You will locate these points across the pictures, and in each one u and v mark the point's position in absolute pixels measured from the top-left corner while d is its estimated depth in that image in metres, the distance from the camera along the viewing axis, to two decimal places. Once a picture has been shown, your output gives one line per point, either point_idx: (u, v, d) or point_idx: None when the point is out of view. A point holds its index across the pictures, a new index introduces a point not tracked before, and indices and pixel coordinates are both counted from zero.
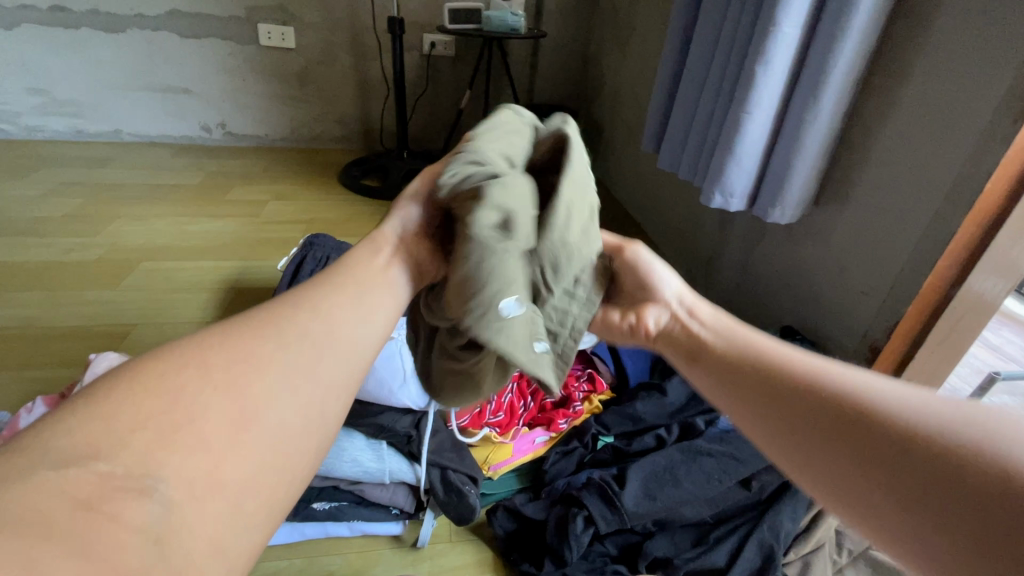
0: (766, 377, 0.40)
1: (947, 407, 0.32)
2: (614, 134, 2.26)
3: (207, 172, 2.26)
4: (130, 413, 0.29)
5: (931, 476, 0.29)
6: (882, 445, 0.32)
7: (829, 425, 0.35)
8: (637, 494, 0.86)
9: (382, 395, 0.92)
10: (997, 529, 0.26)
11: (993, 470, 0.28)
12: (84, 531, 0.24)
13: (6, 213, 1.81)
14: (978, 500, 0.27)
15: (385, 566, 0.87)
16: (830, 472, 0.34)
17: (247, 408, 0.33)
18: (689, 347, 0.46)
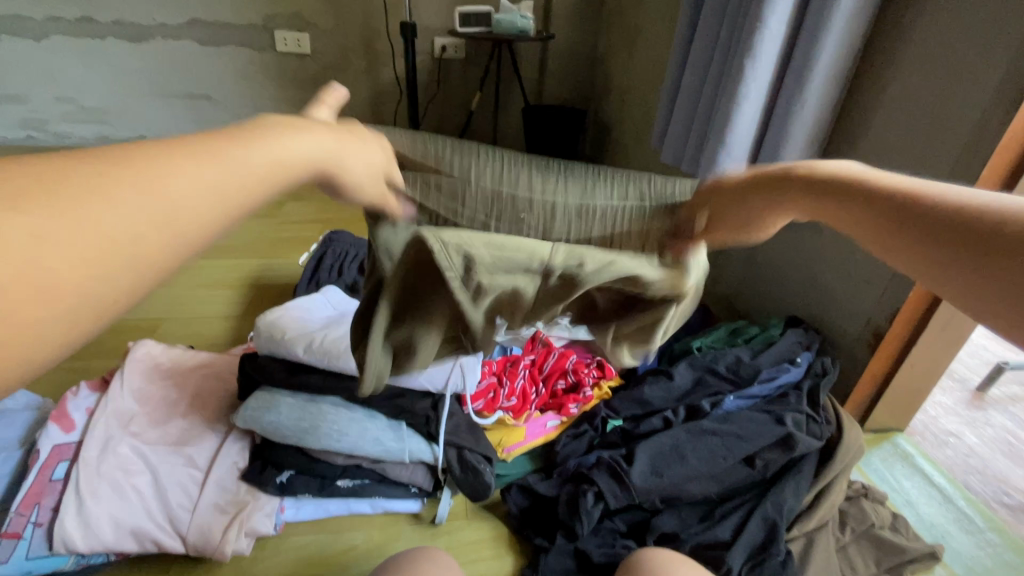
0: (836, 189, 0.43)
1: (965, 192, 0.36)
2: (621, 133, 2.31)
3: None
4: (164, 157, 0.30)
5: (941, 230, 0.35)
6: (922, 221, 0.37)
7: (891, 220, 0.39)
8: (644, 471, 0.90)
9: (404, 378, 0.94)
10: (983, 262, 0.33)
11: (994, 217, 0.33)
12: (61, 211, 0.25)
13: None
14: (967, 240, 0.34)
15: (406, 540, 0.93)
16: (901, 250, 0.38)
17: (92, 237, 0.25)
18: (768, 179, 0.48)
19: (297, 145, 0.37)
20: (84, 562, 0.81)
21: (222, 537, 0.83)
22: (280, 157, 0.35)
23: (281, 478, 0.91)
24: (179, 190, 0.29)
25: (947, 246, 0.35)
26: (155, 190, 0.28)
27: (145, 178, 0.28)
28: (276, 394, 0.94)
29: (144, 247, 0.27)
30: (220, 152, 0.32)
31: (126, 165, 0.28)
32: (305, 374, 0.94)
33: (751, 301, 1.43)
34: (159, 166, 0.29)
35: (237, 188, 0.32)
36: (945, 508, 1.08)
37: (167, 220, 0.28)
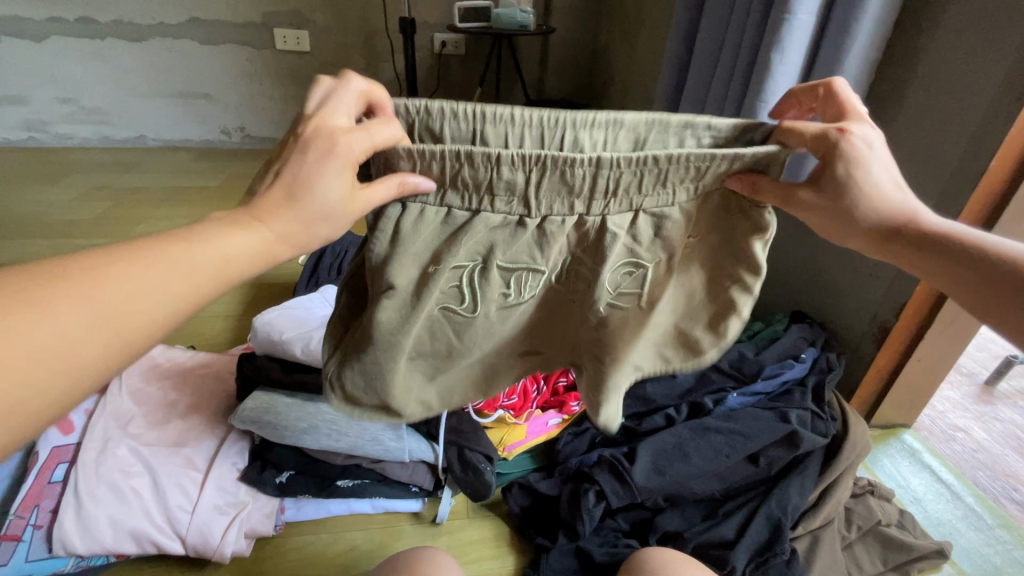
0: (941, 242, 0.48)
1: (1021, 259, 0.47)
2: None
3: (229, 174, 2.42)
4: (107, 267, 0.37)
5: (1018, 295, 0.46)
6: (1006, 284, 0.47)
7: (981, 279, 0.47)
8: (646, 469, 0.89)
9: None
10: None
11: None
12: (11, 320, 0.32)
13: (45, 218, 1.99)
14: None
15: (407, 541, 0.93)
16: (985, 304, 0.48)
17: (29, 339, 0.32)
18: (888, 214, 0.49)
19: (239, 239, 0.43)
20: (85, 563, 0.81)
21: (221, 538, 0.83)
22: (224, 252, 0.42)
23: (280, 479, 0.91)
24: (116, 294, 0.36)
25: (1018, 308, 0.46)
26: (91, 292, 0.35)
27: (87, 284, 0.35)
28: (273, 394, 0.93)
29: (82, 340, 0.34)
30: (161, 253, 0.40)
31: (66, 277, 0.35)
32: (305, 374, 0.94)
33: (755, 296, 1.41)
34: (102, 274, 0.36)
35: (181, 284, 0.40)
36: (952, 505, 1.07)
37: (103, 321, 0.35)
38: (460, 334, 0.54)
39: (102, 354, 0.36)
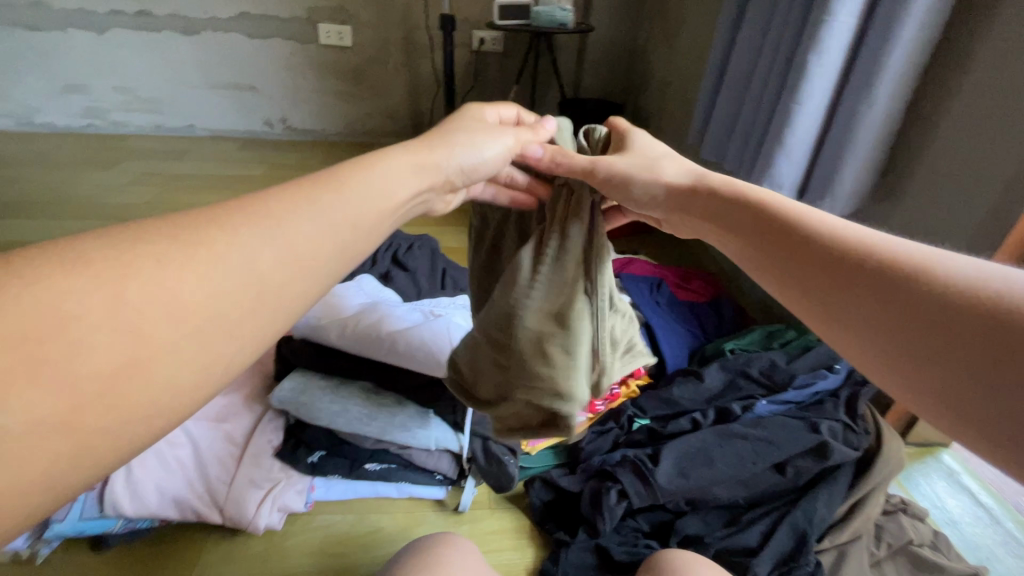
0: (806, 240, 0.45)
1: (911, 250, 0.38)
2: (660, 129, 2.28)
3: (269, 164, 2.51)
4: (276, 205, 0.40)
5: (876, 282, 0.38)
6: (868, 273, 0.39)
7: (838, 269, 0.41)
8: (670, 472, 0.88)
9: (429, 367, 0.94)
10: (907, 328, 0.35)
11: (923, 281, 0.35)
12: (202, 257, 0.34)
13: (101, 201, 2.11)
14: (900, 303, 0.36)
15: (429, 526, 0.96)
16: (843, 303, 0.40)
17: (232, 267, 0.35)
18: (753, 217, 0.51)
19: (379, 182, 0.47)
20: (132, 526, 0.87)
21: (256, 511, 0.88)
22: (370, 193, 0.46)
23: (313, 458, 0.94)
24: (288, 231, 0.39)
25: (879, 303, 0.37)
26: (268, 229, 0.38)
27: (259, 224, 0.38)
28: (309, 376, 0.97)
29: (264, 271, 0.37)
30: (317, 194, 0.42)
31: (239, 219, 0.37)
32: (337, 359, 0.98)
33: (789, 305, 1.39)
34: (273, 211, 0.39)
35: (338, 219, 0.42)
36: (991, 530, 1.03)
37: (282, 257, 0.38)
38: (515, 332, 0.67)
39: (285, 289, 0.38)
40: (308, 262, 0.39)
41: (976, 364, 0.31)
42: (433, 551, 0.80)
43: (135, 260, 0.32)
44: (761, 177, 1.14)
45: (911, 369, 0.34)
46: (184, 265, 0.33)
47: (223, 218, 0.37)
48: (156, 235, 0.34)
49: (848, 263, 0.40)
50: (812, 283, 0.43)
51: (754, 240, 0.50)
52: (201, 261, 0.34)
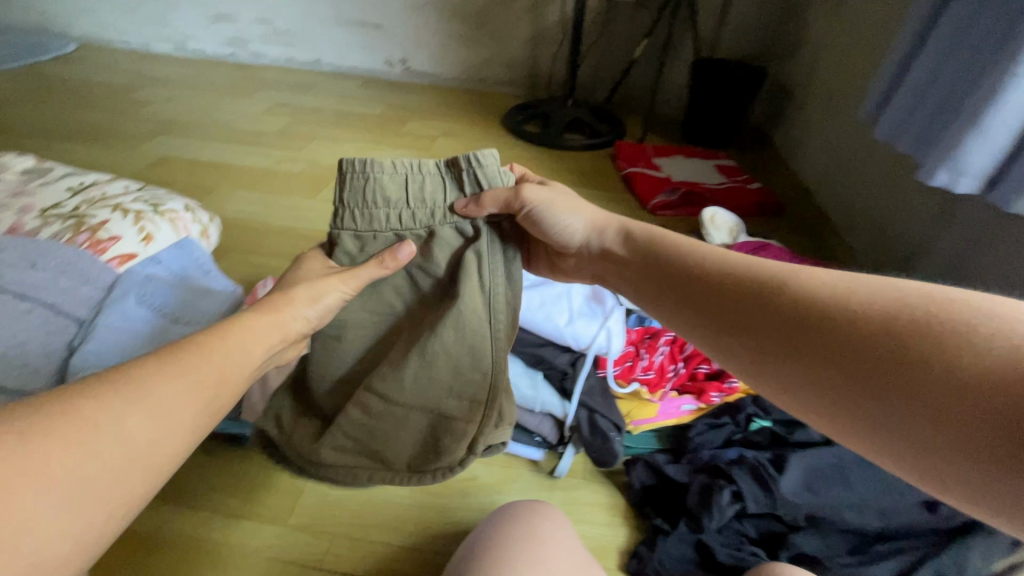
0: (722, 284, 0.54)
1: (810, 279, 0.48)
2: (809, 101, 2.02)
3: (388, 104, 2.56)
4: (155, 372, 0.45)
5: (791, 320, 0.46)
6: (783, 310, 0.47)
7: (759, 309, 0.49)
8: (796, 484, 0.81)
9: (547, 331, 0.97)
10: (826, 353, 0.43)
11: (829, 311, 0.44)
12: (79, 427, 0.38)
13: (238, 126, 2.28)
14: (815, 334, 0.44)
15: (524, 485, 0.97)
16: (764, 340, 0.48)
17: (109, 437, 0.39)
18: (671, 265, 0.62)
19: (247, 349, 0.54)
20: None
21: None
22: (237, 360, 0.52)
23: None
24: (165, 394, 0.44)
25: (798, 335, 0.46)
26: (143, 397, 0.42)
27: (136, 392, 0.42)
28: None
29: (139, 440, 0.41)
30: (191, 360, 0.48)
31: (115, 388, 0.42)
32: None
33: None
34: (149, 378, 0.44)
35: (211, 384, 0.48)
36: None
37: (162, 418, 0.43)
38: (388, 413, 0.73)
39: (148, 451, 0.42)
40: (182, 425, 0.44)
41: (888, 374, 0.39)
42: (541, 507, 0.84)
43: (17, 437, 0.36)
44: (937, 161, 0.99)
45: (816, 386, 0.44)
46: (57, 438, 0.37)
47: (100, 388, 0.41)
48: (42, 413, 0.38)
49: (755, 300, 0.50)
50: (731, 319, 0.52)
51: (677, 284, 0.60)
52: (74, 437, 0.38)
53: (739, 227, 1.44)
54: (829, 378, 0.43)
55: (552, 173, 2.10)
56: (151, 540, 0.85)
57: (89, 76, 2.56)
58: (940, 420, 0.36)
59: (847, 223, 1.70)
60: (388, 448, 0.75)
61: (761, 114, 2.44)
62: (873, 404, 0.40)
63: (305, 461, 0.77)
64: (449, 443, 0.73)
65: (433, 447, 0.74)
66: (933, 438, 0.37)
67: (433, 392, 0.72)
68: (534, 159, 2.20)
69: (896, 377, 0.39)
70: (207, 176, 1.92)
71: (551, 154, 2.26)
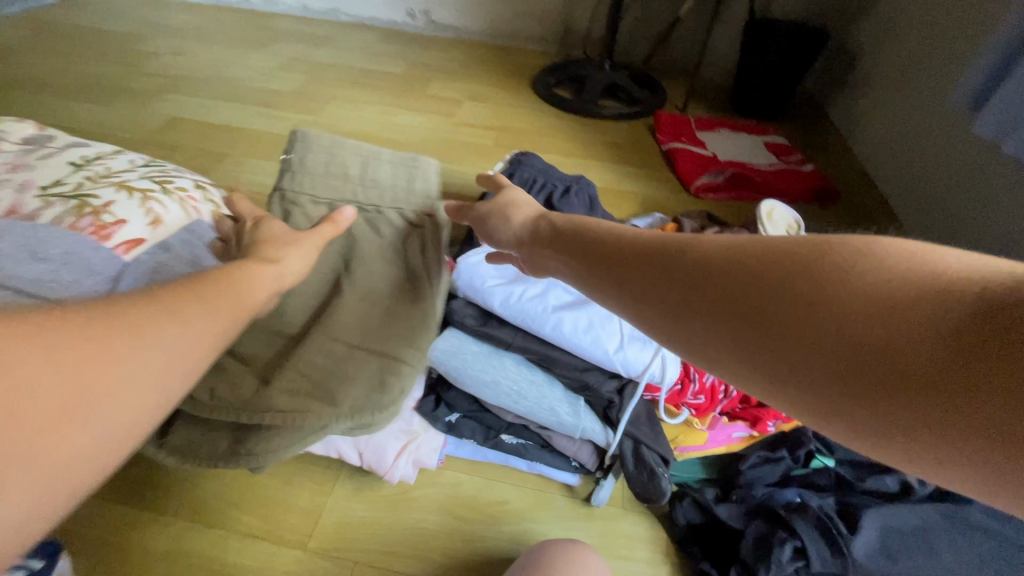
0: (650, 257, 0.45)
1: (739, 241, 0.40)
2: (876, 73, 1.82)
3: (409, 60, 2.39)
4: (177, 301, 0.43)
5: (726, 288, 0.37)
6: (716, 277, 0.38)
7: (688, 283, 0.40)
8: (870, 545, 0.74)
9: (595, 355, 0.86)
10: (773, 323, 0.34)
11: (769, 270, 0.36)
12: (99, 348, 0.36)
13: (250, 82, 2.14)
14: (757, 303, 0.35)
15: (557, 512, 0.90)
16: (699, 322, 0.38)
17: (130, 363, 0.37)
18: (601, 243, 0.52)
19: (256, 293, 0.53)
20: None
21: (393, 462, 0.85)
22: (248, 302, 0.51)
23: (450, 418, 0.90)
24: (178, 326, 0.41)
25: (735, 307, 0.36)
26: (168, 323, 0.41)
27: (159, 320, 0.40)
28: (463, 338, 0.90)
29: (157, 373, 0.39)
30: (202, 296, 0.46)
31: (135, 310, 0.40)
32: (496, 326, 0.91)
33: None
34: (170, 306, 0.42)
35: (226, 325, 0.46)
36: None
37: (184, 349, 0.41)
38: (331, 351, 0.76)
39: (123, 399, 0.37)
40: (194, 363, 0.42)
41: (841, 336, 0.31)
42: (594, 555, 0.79)
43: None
44: None
45: (705, 340, 0.38)
46: (77, 351, 0.35)
47: (118, 306, 0.39)
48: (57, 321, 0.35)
49: (683, 269, 0.41)
50: (624, 283, 0.46)
51: (602, 265, 0.50)
52: (93, 354, 0.36)
53: (800, 224, 1.33)
54: (715, 329, 0.37)
55: (586, 145, 1.94)
56: (165, 556, 0.81)
57: (94, 23, 2.40)
58: (833, 350, 0.31)
59: (911, 215, 1.55)
60: (334, 390, 0.72)
61: (814, 84, 2.24)
62: (766, 348, 0.34)
63: (242, 409, 0.70)
64: (392, 381, 0.75)
65: (375, 386, 0.75)
66: (827, 373, 0.32)
67: (385, 344, 0.79)
68: (566, 129, 2.04)
69: (781, 312, 0.34)
70: (219, 141, 1.80)
71: (584, 123, 2.09)
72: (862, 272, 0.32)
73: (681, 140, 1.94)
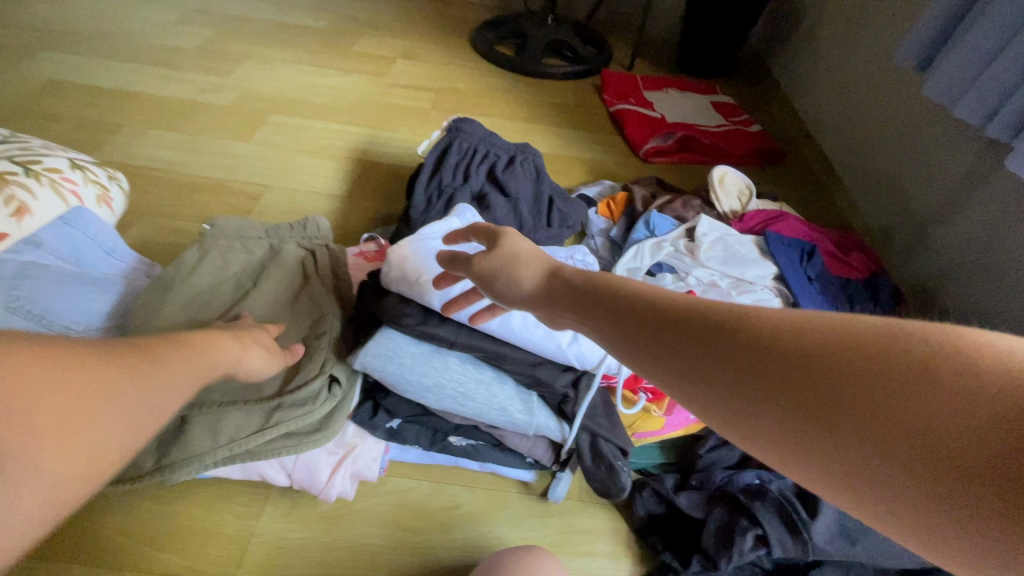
0: (679, 326, 0.37)
1: (789, 313, 0.33)
2: (820, 28, 1.79)
3: (333, 13, 2.16)
4: (149, 357, 0.48)
5: (780, 378, 0.30)
6: (766, 363, 0.31)
7: (733, 367, 0.33)
8: (829, 529, 0.72)
9: (546, 349, 0.80)
10: (846, 429, 0.27)
11: (832, 358, 0.29)
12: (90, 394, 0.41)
13: (144, 37, 1.86)
14: (822, 401, 0.29)
15: (513, 512, 0.84)
16: (754, 418, 0.31)
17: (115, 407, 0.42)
18: (615, 301, 0.45)
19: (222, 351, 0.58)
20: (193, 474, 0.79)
21: (327, 481, 0.77)
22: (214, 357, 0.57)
23: (392, 424, 0.82)
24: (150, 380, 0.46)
25: (795, 403, 0.30)
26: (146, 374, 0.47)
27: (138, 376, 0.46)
28: (399, 339, 0.81)
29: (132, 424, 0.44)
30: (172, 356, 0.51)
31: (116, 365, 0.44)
32: (436, 324, 0.80)
33: (958, 300, 1.19)
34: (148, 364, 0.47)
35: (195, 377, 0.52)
36: None
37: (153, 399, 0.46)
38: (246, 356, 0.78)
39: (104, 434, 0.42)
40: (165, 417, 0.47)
41: (942, 457, 0.25)
42: (555, 560, 0.75)
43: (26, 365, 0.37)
44: None
45: (761, 436, 0.31)
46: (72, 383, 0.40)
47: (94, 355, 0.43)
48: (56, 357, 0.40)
49: (725, 348, 0.34)
50: (650, 355, 0.39)
51: (621, 332, 0.42)
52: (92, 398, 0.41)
53: (750, 188, 1.30)
54: (776, 425, 0.31)
55: (529, 107, 1.83)
56: None
57: None
58: (936, 477, 0.25)
59: (853, 174, 1.56)
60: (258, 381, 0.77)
61: (759, 41, 2.21)
62: (845, 462, 0.27)
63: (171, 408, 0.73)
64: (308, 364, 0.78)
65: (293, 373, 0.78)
66: (923, 497, 0.25)
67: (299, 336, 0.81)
68: (509, 89, 1.91)
69: (863, 420, 0.27)
70: (107, 107, 1.55)
71: (528, 83, 1.96)
72: (963, 371, 0.25)
73: (628, 101, 1.86)
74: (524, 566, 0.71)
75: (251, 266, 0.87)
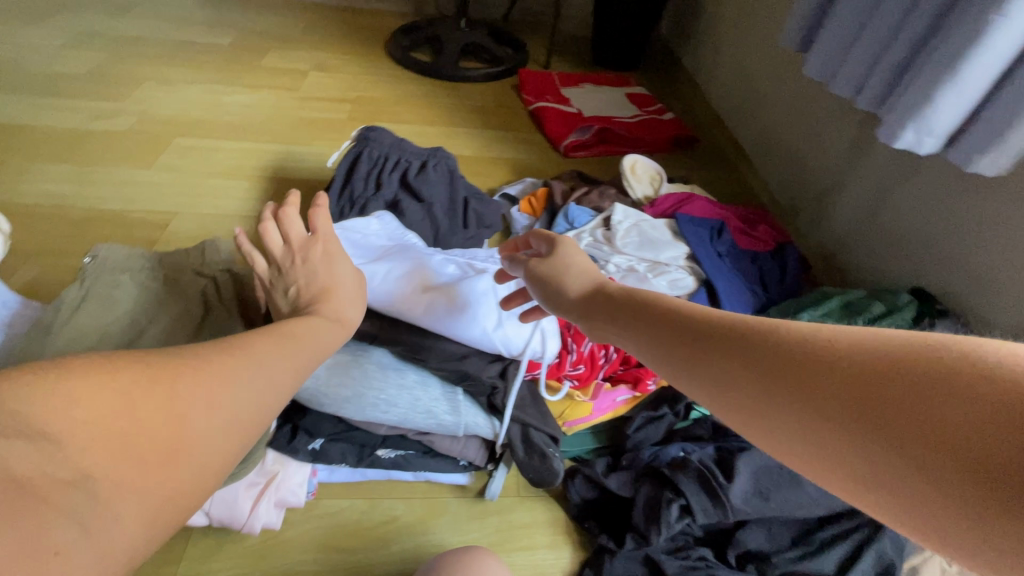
0: (717, 336, 0.41)
1: (823, 327, 0.36)
2: (718, 18, 1.89)
3: (238, 28, 2.08)
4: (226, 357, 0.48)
5: (809, 378, 0.33)
6: (797, 368, 0.34)
7: (766, 370, 0.36)
8: (745, 489, 0.76)
9: (473, 338, 0.81)
10: (865, 423, 0.30)
11: (858, 363, 0.32)
12: (159, 403, 0.41)
13: (25, 64, 1.72)
14: (845, 398, 0.31)
15: (451, 517, 0.83)
16: (780, 415, 0.34)
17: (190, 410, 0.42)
18: (648, 314, 0.48)
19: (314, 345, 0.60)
20: None
21: (250, 513, 0.74)
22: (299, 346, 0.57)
23: (314, 445, 0.80)
24: (224, 379, 0.46)
25: (821, 400, 0.32)
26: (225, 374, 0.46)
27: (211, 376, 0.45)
28: None
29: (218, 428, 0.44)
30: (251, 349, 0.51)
31: (190, 369, 0.44)
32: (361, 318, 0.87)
33: (856, 261, 1.28)
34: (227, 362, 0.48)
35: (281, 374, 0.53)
36: None
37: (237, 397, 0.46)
38: None
39: (198, 437, 0.42)
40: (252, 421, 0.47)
41: (950, 451, 0.27)
42: (495, 559, 0.75)
43: (85, 386, 0.38)
44: (895, 124, 0.89)
45: (783, 426, 0.34)
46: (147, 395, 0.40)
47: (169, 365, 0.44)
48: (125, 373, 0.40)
49: (761, 354, 0.37)
50: (688, 361, 0.42)
51: (657, 341, 0.45)
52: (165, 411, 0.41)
53: (661, 175, 1.35)
54: (800, 418, 0.33)
55: (448, 112, 1.83)
56: None
57: None
58: (940, 468, 0.27)
59: (759, 152, 1.65)
60: None
61: (667, 31, 2.31)
62: (862, 457, 0.30)
63: None
64: None
65: None
66: (931, 488, 0.27)
67: None
68: (427, 95, 1.90)
69: (881, 415, 0.30)
70: None
71: (446, 87, 1.96)
72: (976, 375, 0.28)
73: (546, 98, 1.90)
74: (464, 567, 0.71)
75: (147, 300, 0.82)
